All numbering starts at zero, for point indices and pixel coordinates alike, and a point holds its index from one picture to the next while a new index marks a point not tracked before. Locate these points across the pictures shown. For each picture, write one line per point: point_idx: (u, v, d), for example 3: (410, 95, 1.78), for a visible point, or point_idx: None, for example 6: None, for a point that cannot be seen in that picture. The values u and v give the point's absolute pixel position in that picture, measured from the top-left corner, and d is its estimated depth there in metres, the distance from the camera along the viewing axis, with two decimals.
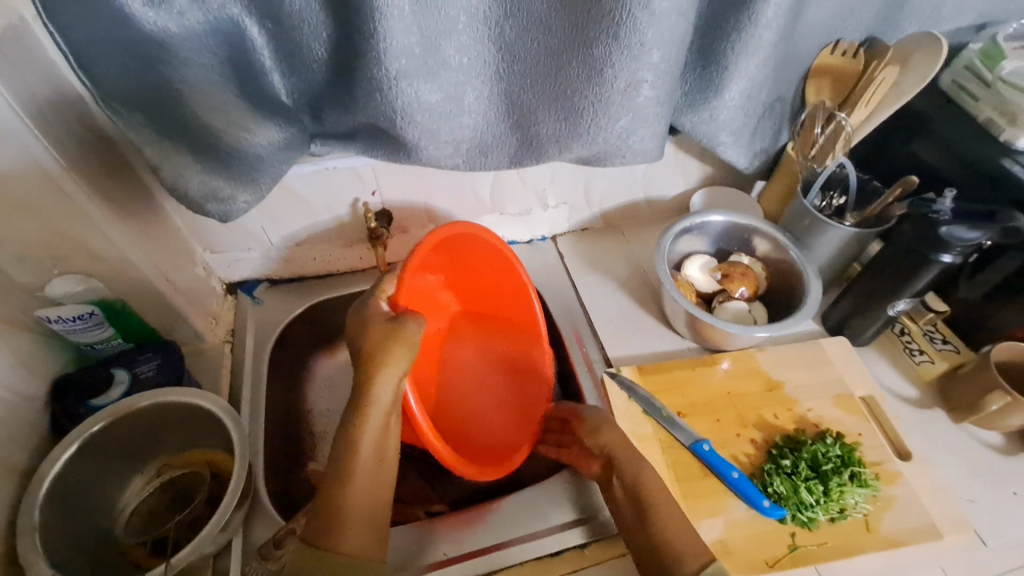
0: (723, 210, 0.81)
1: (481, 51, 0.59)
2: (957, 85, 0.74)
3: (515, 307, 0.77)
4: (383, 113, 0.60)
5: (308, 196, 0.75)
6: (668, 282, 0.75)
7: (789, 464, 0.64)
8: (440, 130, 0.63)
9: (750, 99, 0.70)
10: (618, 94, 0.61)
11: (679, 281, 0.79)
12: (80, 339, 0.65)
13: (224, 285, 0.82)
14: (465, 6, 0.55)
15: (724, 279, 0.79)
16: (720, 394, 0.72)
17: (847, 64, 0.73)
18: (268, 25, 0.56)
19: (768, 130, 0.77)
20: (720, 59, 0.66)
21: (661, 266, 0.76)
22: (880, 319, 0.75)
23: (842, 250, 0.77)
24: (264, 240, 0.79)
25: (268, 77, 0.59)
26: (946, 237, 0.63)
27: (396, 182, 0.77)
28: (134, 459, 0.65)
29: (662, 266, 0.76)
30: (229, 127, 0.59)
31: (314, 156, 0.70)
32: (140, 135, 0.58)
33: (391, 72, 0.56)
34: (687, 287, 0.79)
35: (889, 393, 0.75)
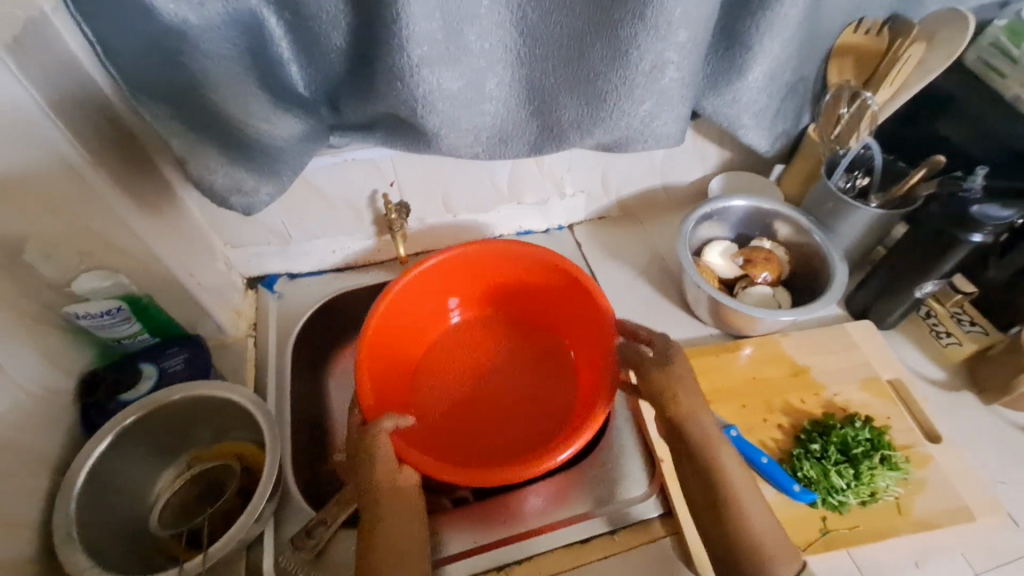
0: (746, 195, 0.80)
1: (502, 36, 0.58)
2: (983, 62, 0.72)
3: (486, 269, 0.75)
4: (404, 102, 0.59)
5: (326, 188, 0.75)
6: (689, 268, 0.74)
7: (818, 448, 0.64)
8: (462, 119, 0.62)
9: (773, 79, 0.69)
10: (642, 77, 0.60)
11: (700, 265, 0.79)
12: (107, 335, 0.66)
13: (245, 280, 0.82)
14: None
15: (746, 264, 0.78)
16: (746, 380, 0.72)
17: (871, 43, 0.72)
18: (288, 14, 0.55)
19: (788, 112, 0.76)
20: (743, 40, 0.65)
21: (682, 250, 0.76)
22: (907, 302, 0.75)
23: (867, 232, 0.76)
24: (284, 234, 0.79)
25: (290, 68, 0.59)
26: (978, 215, 0.62)
27: (414, 173, 0.76)
28: (166, 452, 0.65)
29: (683, 251, 0.75)
30: (252, 120, 0.59)
31: (334, 148, 0.70)
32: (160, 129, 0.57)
33: (413, 59, 0.55)
34: (708, 272, 0.78)
35: (915, 375, 0.74)
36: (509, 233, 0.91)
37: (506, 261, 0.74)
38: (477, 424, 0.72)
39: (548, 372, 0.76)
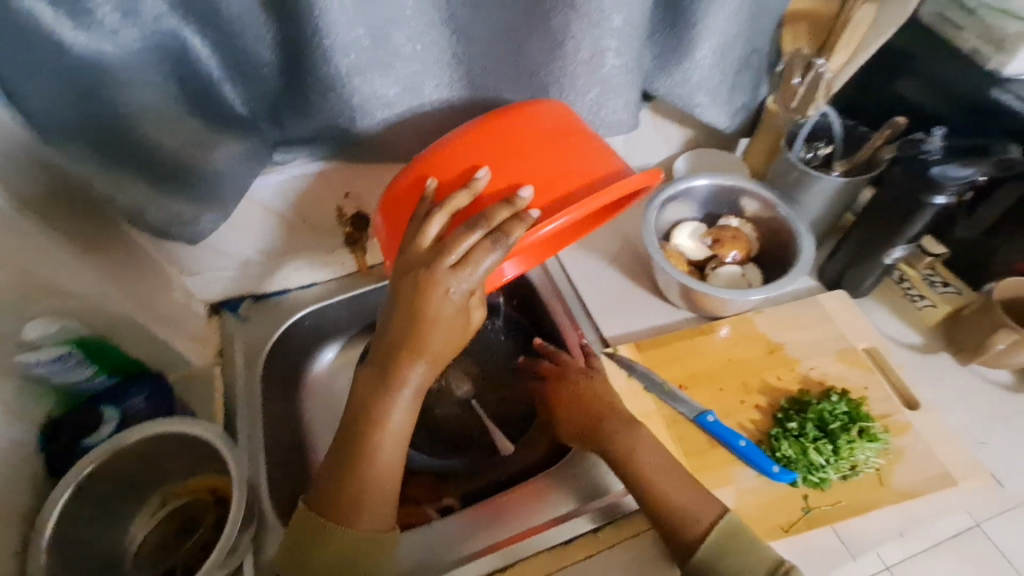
0: (709, 174, 0.78)
1: (432, 36, 0.56)
2: (939, 15, 0.70)
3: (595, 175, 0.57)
4: (340, 113, 0.57)
5: (278, 207, 0.73)
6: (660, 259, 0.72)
7: (796, 427, 0.63)
8: (403, 123, 0.62)
9: (722, 54, 0.67)
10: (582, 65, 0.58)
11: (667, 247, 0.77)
12: (67, 380, 0.64)
13: (207, 307, 0.80)
14: None
15: (715, 245, 0.77)
16: (721, 362, 0.71)
17: (823, 7, 0.70)
18: (209, 32, 0.53)
19: (745, 85, 0.74)
20: (687, 18, 0.63)
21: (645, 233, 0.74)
22: (878, 268, 0.74)
23: (833, 202, 0.75)
24: (241, 257, 0.77)
25: (220, 88, 0.57)
26: (940, 177, 0.60)
27: (369, 182, 0.75)
28: (138, 493, 0.64)
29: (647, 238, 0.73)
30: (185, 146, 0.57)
31: (277, 165, 0.68)
32: (84, 169, 0.54)
33: (343, 70, 0.53)
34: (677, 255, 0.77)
35: (891, 341, 0.74)
36: None
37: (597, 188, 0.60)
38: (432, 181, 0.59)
39: None
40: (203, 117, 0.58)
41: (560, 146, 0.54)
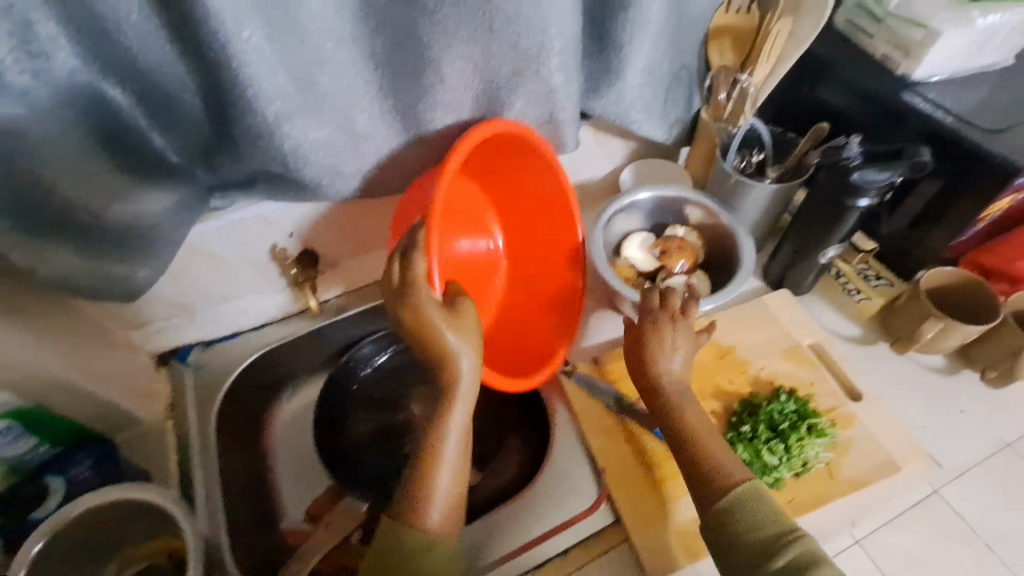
0: (651, 187, 0.80)
1: (358, 73, 0.56)
2: (851, 23, 0.74)
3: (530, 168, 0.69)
4: (273, 158, 0.56)
5: (221, 252, 0.71)
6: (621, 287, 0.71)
7: (749, 429, 0.65)
8: (344, 166, 0.60)
9: (651, 73, 0.69)
10: (507, 79, 0.61)
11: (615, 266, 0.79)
12: (8, 454, 0.63)
13: (155, 359, 0.77)
14: (330, 31, 0.51)
15: (662, 256, 0.79)
16: None
17: (742, 22, 0.72)
18: (129, 83, 0.52)
19: (677, 99, 0.77)
20: (614, 40, 0.64)
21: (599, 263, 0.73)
22: (816, 267, 0.77)
23: (769, 206, 0.78)
24: (187, 305, 0.75)
25: (147, 136, 0.56)
26: (861, 182, 0.63)
27: (314, 219, 0.73)
28: (95, 563, 0.62)
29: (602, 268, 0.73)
30: (112, 203, 0.56)
31: (216, 212, 0.66)
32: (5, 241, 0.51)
33: (271, 116, 0.52)
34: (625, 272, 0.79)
35: (833, 336, 0.77)
36: None
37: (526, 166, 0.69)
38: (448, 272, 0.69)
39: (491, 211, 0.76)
40: (129, 171, 0.56)
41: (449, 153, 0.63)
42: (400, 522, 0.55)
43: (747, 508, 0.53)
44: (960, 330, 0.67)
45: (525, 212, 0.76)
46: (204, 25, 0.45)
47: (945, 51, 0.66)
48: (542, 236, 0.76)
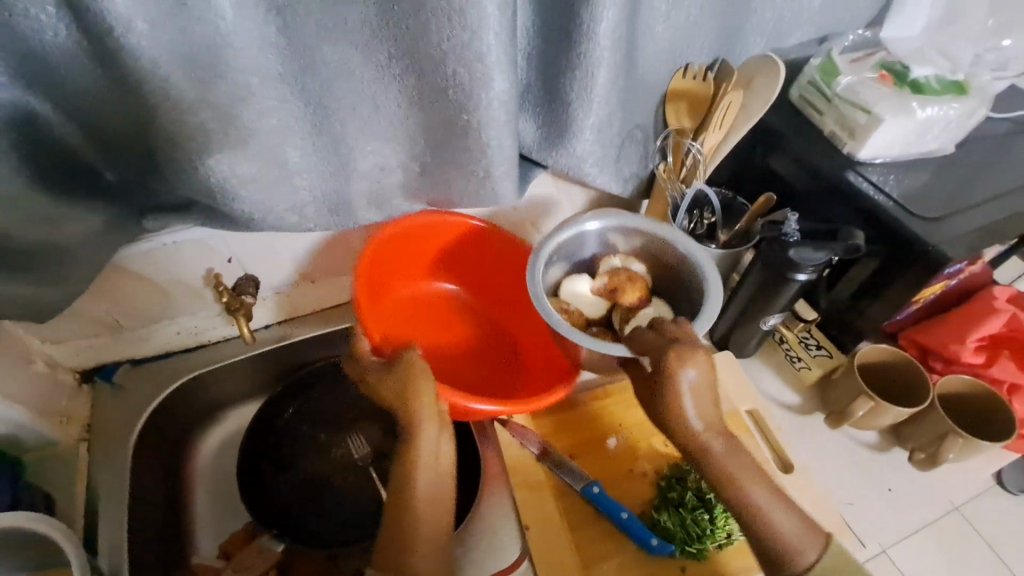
0: (598, 215, 0.72)
1: (287, 110, 0.54)
2: (804, 99, 0.76)
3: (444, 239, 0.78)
4: (200, 190, 0.55)
5: (154, 273, 0.69)
6: (603, 346, 0.59)
7: (676, 496, 0.65)
8: (273, 201, 0.58)
9: (602, 129, 0.69)
10: (448, 120, 0.59)
11: (561, 314, 0.69)
12: None
13: (76, 375, 0.74)
14: (254, 68, 0.49)
15: (613, 295, 0.70)
16: (611, 428, 0.72)
17: (698, 87, 0.74)
18: (55, 101, 0.50)
19: (631, 156, 0.78)
20: (565, 95, 0.65)
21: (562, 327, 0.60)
22: (759, 332, 0.78)
23: (716, 269, 0.78)
24: (116, 324, 0.72)
25: (76, 152, 0.55)
26: (796, 258, 0.65)
27: (254, 246, 0.72)
28: None
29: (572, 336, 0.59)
30: (27, 222, 0.52)
31: (149, 234, 0.65)
32: None
33: (195, 148, 0.51)
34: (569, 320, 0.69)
35: (771, 403, 0.77)
36: None
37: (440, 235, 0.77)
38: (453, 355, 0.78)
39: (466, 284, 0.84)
40: (54, 188, 0.54)
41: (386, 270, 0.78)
42: (382, 566, 0.54)
43: None
44: (890, 412, 0.68)
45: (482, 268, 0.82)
46: (124, 60, 0.45)
47: (886, 136, 0.68)
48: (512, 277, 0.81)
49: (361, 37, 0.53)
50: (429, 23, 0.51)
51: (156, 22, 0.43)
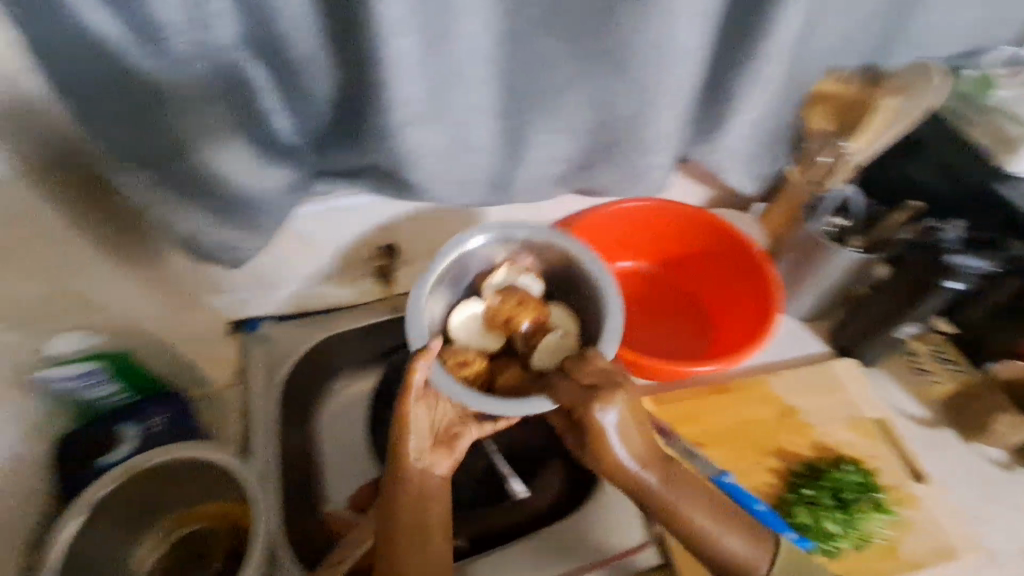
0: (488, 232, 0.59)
1: (488, 92, 0.56)
2: (951, 110, 0.75)
3: (656, 227, 0.84)
4: (386, 158, 0.59)
5: (313, 235, 0.74)
6: (501, 403, 0.51)
7: (812, 493, 0.65)
8: (448, 172, 0.62)
9: (757, 128, 0.69)
10: (625, 117, 0.60)
11: (456, 374, 0.54)
12: (85, 397, 0.62)
13: (229, 323, 0.79)
14: (477, 53, 0.52)
15: (508, 327, 0.59)
16: (739, 422, 0.72)
17: (848, 90, 0.73)
18: (266, 65, 0.53)
19: (771, 157, 0.78)
20: (732, 93, 0.65)
21: (466, 399, 0.51)
22: (888, 341, 0.77)
23: (848, 274, 0.77)
24: (268, 280, 0.77)
25: (267, 115, 0.55)
26: (955, 264, 0.65)
27: (405, 218, 0.76)
28: (147, 520, 0.62)
29: (477, 403, 0.51)
30: (230, 174, 0.56)
31: (322, 196, 0.69)
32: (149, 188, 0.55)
33: (397, 121, 0.54)
34: (467, 376, 0.55)
35: (896, 413, 0.77)
36: None
37: (648, 222, 0.84)
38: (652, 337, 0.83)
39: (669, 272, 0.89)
40: None
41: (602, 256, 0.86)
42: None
43: None
44: None
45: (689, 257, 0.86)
46: (368, 31, 0.47)
47: None
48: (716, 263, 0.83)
49: (565, 27, 0.52)
50: (647, 19, 0.52)
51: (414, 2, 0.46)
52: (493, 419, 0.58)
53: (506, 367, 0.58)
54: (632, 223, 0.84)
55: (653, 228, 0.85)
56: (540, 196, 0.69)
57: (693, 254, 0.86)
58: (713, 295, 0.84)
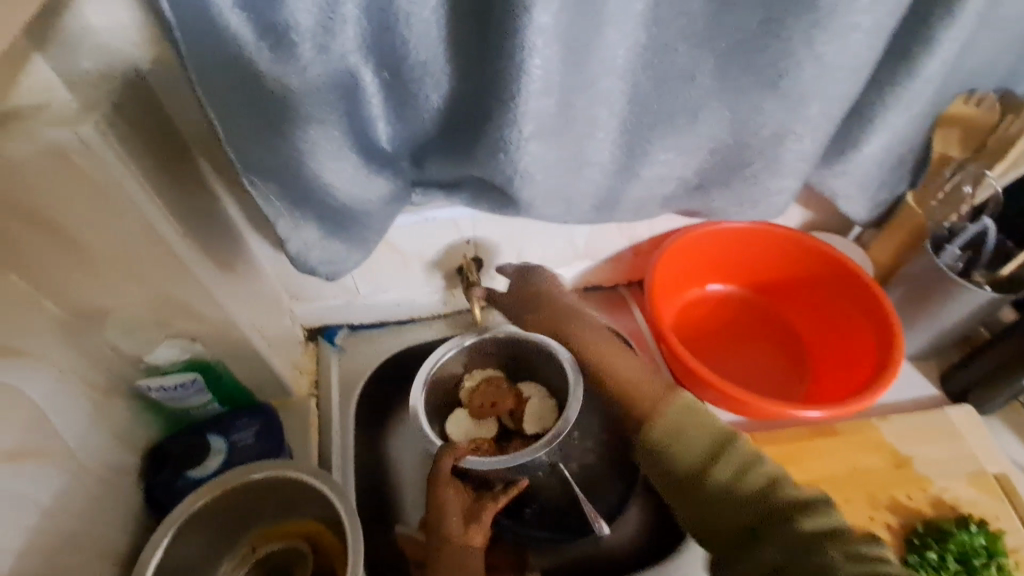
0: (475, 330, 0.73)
1: (612, 104, 0.52)
2: None
3: (748, 249, 0.79)
4: (498, 172, 0.54)
5: (402, 244, 0.71)
6: (480, 462, 0.63)
7: (935, 556, 0.59)
8: (560, 190, 0.57)
9: (888, 152, 0.64)
10: (760, 138, 0.55)
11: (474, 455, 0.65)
12: (177, 406, 0.62)
13: (306, 331, 0.80)
14: (611, 68, 0.49)
15: (492, 410, 0.70)
16: (846, 470, 0.67)
17: (980, 115, 0.67)
18: (386, 73, 0.50)
19: (894, 183, 0.72)
20: (867, 113, 0.60)
21: (476, 466, 0.62)
22: (1017, 390, 0.70)
23: (973, 313, 0.70)
24: (351, 289, 0.76)
25: (374, 126, 0.52)
26: None
27: (495, 232, 0.73)
28: (231, 535, 0.61)
29: (473, 463, 0.63)
30: (334, 182, 0.52)
31: (416, 207, 0.67)
32: (262, 194, 0.53)
33: (523, 134, 0.50)
34: (481, 451, 0.65)
35: (1019, 468, 0.70)
36: (576, 288, 0.86)
37: (739, 244, 0.79)
38: (740, 366, 0.78)
39: (754, 294, 0.84)
40: None
41: (683, 278, 0.81)
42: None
43: (676, 439, 0.48)
44: None
45: (779, 283, 0.82)
46: (508, 39, 0.44)
47: None
48: (814, 291, 0.79)
49: (711, 39, 0.49)
50: (811, 31, 0.47)
51: (563, 9, 0.43)
52: (504, 491, 0.63)
53: (511, 446, 0.68)
54: (723, 244, 0.79)
55: (742, 251, 0.80)
56: (643, 216, 0.65)
57: (790, 281, 0.81)
58: (808, 325, 0.80)
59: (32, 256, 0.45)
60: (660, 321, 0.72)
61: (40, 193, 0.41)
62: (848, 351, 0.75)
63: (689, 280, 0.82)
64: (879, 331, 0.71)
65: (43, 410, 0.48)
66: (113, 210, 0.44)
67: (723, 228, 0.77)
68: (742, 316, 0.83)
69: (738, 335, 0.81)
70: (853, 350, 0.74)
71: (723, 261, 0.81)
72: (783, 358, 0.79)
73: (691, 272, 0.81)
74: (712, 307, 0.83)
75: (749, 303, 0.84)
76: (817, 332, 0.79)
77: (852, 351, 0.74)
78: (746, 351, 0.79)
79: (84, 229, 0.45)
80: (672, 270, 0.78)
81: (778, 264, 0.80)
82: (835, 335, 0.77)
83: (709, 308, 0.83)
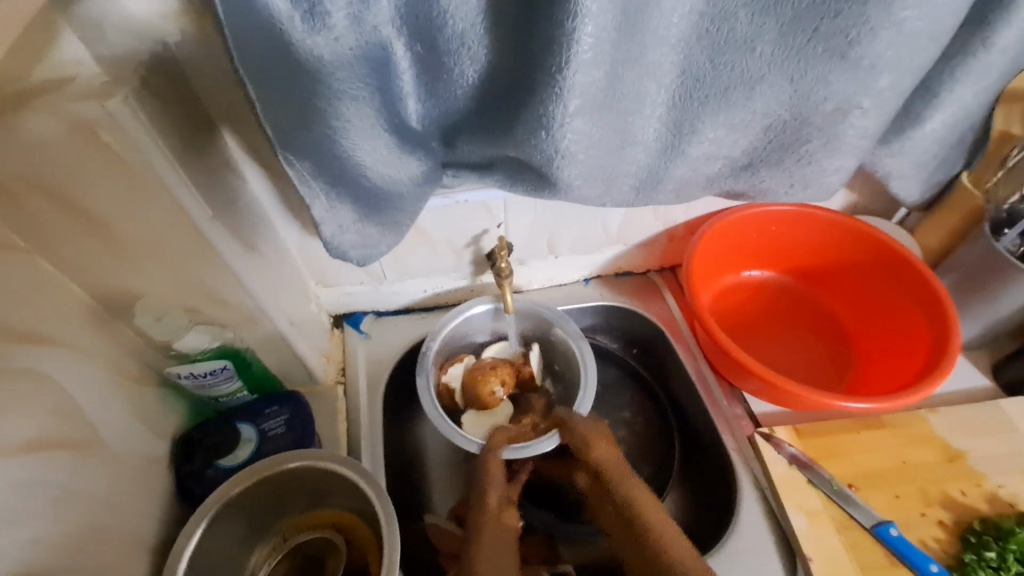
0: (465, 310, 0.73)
1: (662, 78, 0.49)
2: None
3: (790, 232, 0.76)
4: (538, 151, 0.51)
5: (431, 227, 0.69)
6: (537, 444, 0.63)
7: (994, 556, 0.57)
8: (602, 170, 0.54)
9: (950, 129, 0.60)
10: (819, 113, 0.52)
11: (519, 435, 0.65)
12: (207, 393, 0.61)
13: (331, 318, 0.78)
14: (665, 39, 0.46)
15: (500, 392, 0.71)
16: (895, 465, 0.64)
17: None
18: (419, 47, 0.46)
19: (951, 163, 0.67)
20: (930, 86, 0.57)
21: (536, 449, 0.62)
22: None
23: None
24: (379, 275, 0.74)
25: (405, 103, 0.50)
26: None
27: (528, 215, 0.70)
28: (262, 524, 0.60)
29: (551, 444, 0.62)
30: (365, 161, 0.49)
31: (447, 190, 0.64)
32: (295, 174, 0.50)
33: (569, 109, 0.47)
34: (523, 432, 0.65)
35: None
36: (607, 275, 0.84)
37: (782, 225, 0.76)
38: (782, 355, 0.75)
39: (794, 280, 0.81)
40: None
41: (722, 261, 0.78)
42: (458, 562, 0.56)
43: None
44: None
45: (820, 268, 0.79)
46: (560, 6, 0.41)
47: None
48: (859, 277, 0.76)
49: (778, 4, 0.45)
50: None
51: None
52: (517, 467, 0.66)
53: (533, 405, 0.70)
54: (764, 228, 0.76)
55: (784, 234, 0.77)
56: (684, 198, 0.62)
57: (835, 268, 0.78)
58: (852, 312, 0.77)
59: (59, 241, 0.44)
60: (701, 304, 0.68)
61: (65, 172, 0.39)
62: (897, 339, 0.72)
63: (728, 262, 0.79)
64: (933, 321, 0.67)
65: (72, 399, 0.46)
66: (142, 192, 0.42)
67: (761, 211, 0.73)
68: (782, 303, 0.80)
69: (778, 322, 0.78)
70: (903, 339, 0.71)
71: (763, 245, 0.78)
72: (827, 346, 0.76)
73: (728, 256, 0.78)
74: (750, 292, 0.80)
75: (788, 289, 0.81)
76: (863, 319, 0.76)
77: (901, 339, 0.71)
78: (788, 339, 0.76)
79: (110, 213, 0.43)
80: (712, 252, 0.75)
81: (819, 249, 0.77)
82: (883, 324, 0.74)
83: (746, 294, 0.80)
